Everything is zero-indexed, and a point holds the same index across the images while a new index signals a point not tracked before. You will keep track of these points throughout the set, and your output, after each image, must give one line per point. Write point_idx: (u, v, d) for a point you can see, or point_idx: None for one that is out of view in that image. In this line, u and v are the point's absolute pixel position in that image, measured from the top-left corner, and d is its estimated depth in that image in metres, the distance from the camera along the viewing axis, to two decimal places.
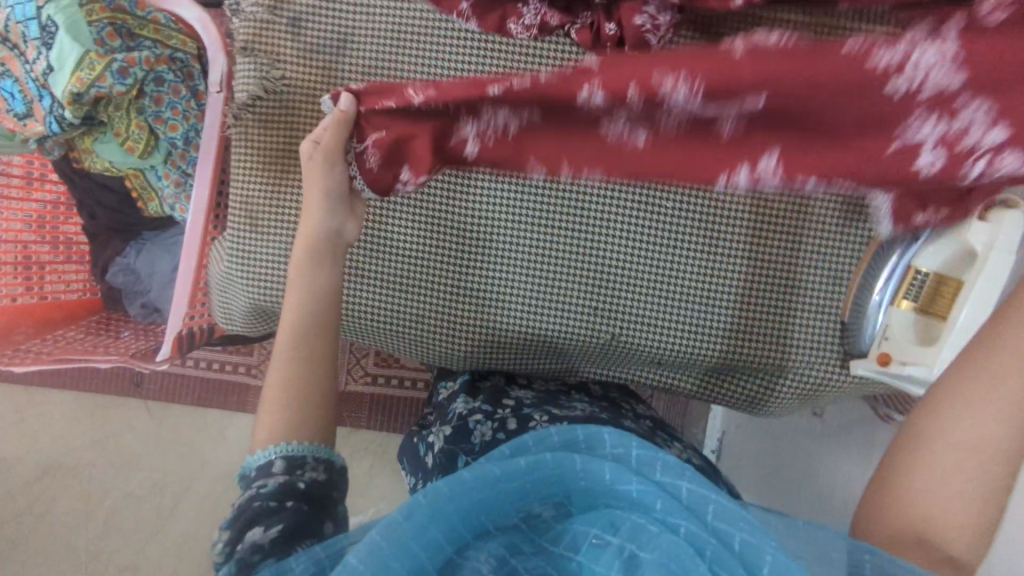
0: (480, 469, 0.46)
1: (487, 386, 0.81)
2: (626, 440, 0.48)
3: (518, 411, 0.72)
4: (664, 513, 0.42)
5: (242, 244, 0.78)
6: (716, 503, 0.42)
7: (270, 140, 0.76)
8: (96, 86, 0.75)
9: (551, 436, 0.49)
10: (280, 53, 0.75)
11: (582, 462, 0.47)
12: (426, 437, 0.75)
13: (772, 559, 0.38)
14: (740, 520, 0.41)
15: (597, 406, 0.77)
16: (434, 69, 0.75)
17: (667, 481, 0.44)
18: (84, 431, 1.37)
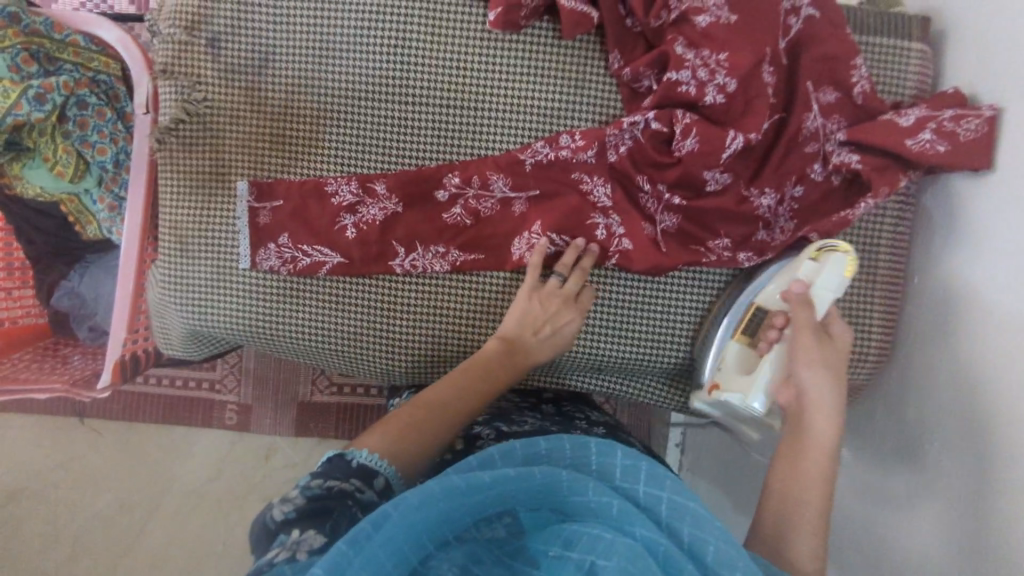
0: (448, 481, 0.47)
1: None
2: (586, 450, 0.53)
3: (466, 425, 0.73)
4: (621, 521, 0.46)
5: (173, 269, 0.77)
6: (668, 501, 0.48)
7: (197, 162, 0.76)
8: (13, 114, 0.73)
9: (516, 449, 0.53)
10: (201, 74, 0.74)
11: (543, 474, 0.49)
12: None
13: (714, 549, 0.45)
14: (689, 517, 0.47)
15: (544, 419, 0.76)
16: (359, 84, 0.75)
17: (625, 486, 0.50)
18: (49, 455, 1.36)
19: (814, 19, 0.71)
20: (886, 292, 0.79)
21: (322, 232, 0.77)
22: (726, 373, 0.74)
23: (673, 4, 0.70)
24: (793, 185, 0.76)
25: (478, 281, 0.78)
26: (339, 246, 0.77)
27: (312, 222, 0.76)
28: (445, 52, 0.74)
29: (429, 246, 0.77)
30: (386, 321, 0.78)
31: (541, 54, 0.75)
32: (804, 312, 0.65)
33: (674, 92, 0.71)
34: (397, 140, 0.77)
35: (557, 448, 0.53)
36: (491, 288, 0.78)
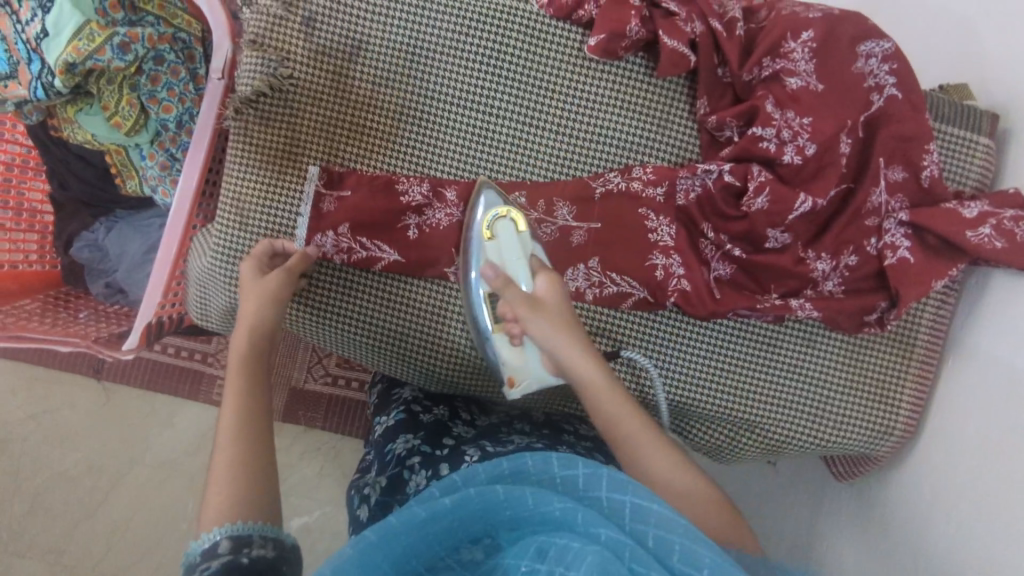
0: (407, 514, 0.49)
1: (428, 419, 0.78)
2: (549, 464, 0.54)
3: (455, 449, 0.72)
4: (586, 526, 0.47)
5: (227, 242, 0.76)
6: (631, 504, 0.49)
7: (270, 139, 0.75)
8: (94, 59, 0.71)
9: (477, 472, 0.54)
10: (290, 51, 0.74)
11: (505, 491, 0.50)
12: (362, 489, 0.74)
13: (678, 547, 0.46)
14: (651, 517, 0.48)
15: (533, 435, 0.76)
16: (445, 88, 0.76)
17: (589, 495, 0.51)
18: (21, 405, 1.31)
19: (896, 100, 0.73)
20: (918, 375, 0.80)
21: (385, 228, 0.76)
22: (522, 369, 0.75)
23: (767, 61, 0.72)
24: (849, 254, 0.77)
25: None
26: (397, 243, 0.76)
27: (376, 219, 0.76)
28: (536, 70, 0.76)
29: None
30: (432, 329, 0.78)
31: (629, 89, 0.76)
32: (511, 291, 0.70)
33: (755, 147, 0.73)
34: (472, 150, 0.77)
35: (520, 467, 0.54)
36: None
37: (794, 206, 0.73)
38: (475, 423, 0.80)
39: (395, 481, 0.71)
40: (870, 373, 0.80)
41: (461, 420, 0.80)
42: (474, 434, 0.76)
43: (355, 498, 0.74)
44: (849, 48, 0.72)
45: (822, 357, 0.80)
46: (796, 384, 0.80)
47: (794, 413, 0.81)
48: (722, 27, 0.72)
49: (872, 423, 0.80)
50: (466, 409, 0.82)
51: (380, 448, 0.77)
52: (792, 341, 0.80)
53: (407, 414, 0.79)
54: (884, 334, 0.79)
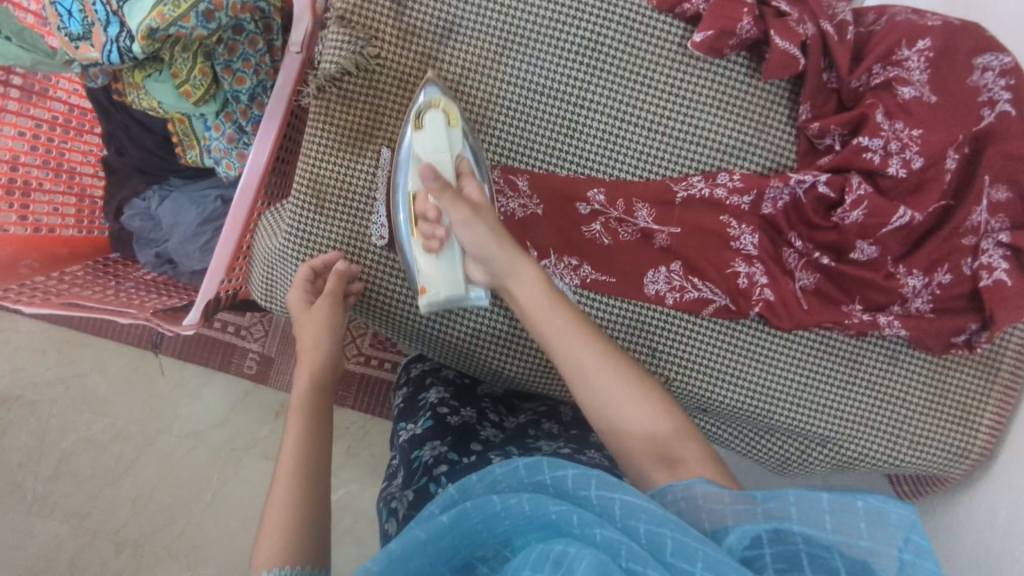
0: (408, 535, 0.48)
1: (457, 422, 0.74)
2: (540, 466, 0.51)
3: (484, 454, 0.69)
4: (582, 526, 0.46)
5: (302, 222, 0.74)
6: (621, 501, 0.47)
7: (352, 120, 0.73)
8: (178, 26, 0.68)
9: (472, 484, 0.52)
10: (379, 29, 0.71)
11: (501, 501, 0.49)
12: (389, 500, 0.69)
13: (672, 540, 0.44)
14: (643, 513, 0.46)
15: (561, 438, 0.73)
16: (536, 78, 0.73)
17: (581, 495, 0.49)
18: (52, 365, 1.29)
19: (1009, 116, 0.69)
20: (998, 402, 0.78)
21: None
22: (432, 279, 0.67)
23: (878, 69, 0.70)
24: (943, 272, 0.74)
25: (607, 303, 0.76)
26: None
27: None
28: (633, 66, 0.73)
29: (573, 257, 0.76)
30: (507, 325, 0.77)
31: (726, 90, 0.74)
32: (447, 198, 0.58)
33: (856, 157, 0.70)
34: (559, 143, 0.75)
35: (512, 472, 0.52)
36: (620, 311, 0.77)
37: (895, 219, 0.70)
38: (503, 425, 0.77)
39: (421, 489, 0.67)
40: (949, 397, 0.79)
41: (489, 423, 0.76)
42: (502, 438, 0.73)
43: (383, 512, 0.69)
44: (965, 61, 0.69)
45: (905, 376, 0.78)
46: (875, 403, 0.78)
47: (871, 434, 0.79)
48: (834, 29, 0.69)
49: (948, 446, 0.79)
50: (494, 410, 0.80)
51: (404, 453, 0.74)
52: (874, 358, 0.78)
53: (433, 419, 0.75)
54: (967, 358, 0.78)
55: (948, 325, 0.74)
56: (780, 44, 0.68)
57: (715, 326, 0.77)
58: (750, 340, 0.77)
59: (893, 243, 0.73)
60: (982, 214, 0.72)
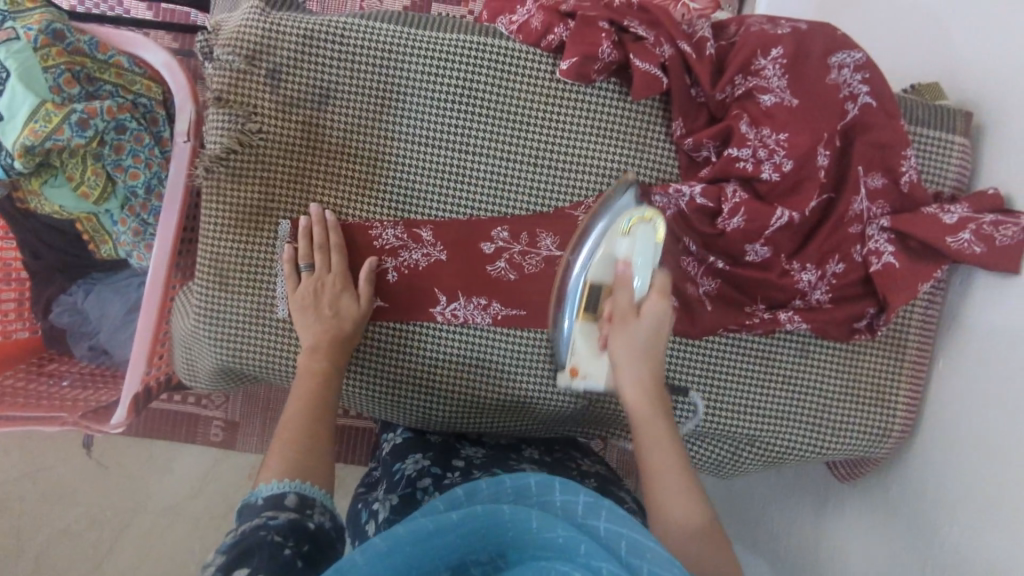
0: (414, 524, 0.50)
1: (438, 441, 0.84)
2: (550, 484, 0.54)
3: (467, 472, 0.78)
4: (587, 558, 0.46)
5: (208, 304, 0.75)
6: (627, 538, 0.49)
7: (244, 197, 0.74)
8: (53, 139, 0.69)
9: (481, 491, 0.56)
10: (257, 107, 0.73)
11: (511, 511, 0.50)
12: (370, 504, 0.77)
13: None
14: (648, 553, 0.47)
15: (539, 463, 0.82)
16: (418, 131, 0.75)
17: (587, 523, 0.50)
18: (15, 466, 1.29)
19: (871, 107, 0.73)
20: (911, 376, 0.81)
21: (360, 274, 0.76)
22: (579, 355, 0.72)
23: (739, 80, 0.72)
24: (835, 262, 0.76)
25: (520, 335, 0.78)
26: (384, 293, 0.77)
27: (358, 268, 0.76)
28: (509, 106, 0.75)
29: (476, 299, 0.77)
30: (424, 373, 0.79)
31: (603, 116, 0.76)
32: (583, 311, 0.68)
33: (731, 168, 0.73)
34: (452, 190, 0.76)
35: (522, 486, 0.55)
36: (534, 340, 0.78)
37: (781, 215, 0.72)
38: (483, 440, 0.86)
39: (407, 498, 0.74)
40: (864, 377, 0.81)
41: (468, 442, 0.85)
42: (483, 458, 0.81)
43: (362, 512, 0.78)
44: (819, 61, 0.71)
45: (818, 363, 0.81)
46: (793, 394, 0.81)
47: (794, 424, 0.82)
48: (692, 48, 0.72)
49: (870, 424, 0.81)
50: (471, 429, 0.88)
51: (388, 466, 0.82)
52: (785, 351, 0.81)
53: (415, 434, 0.85)
54: (874, 338, 0.80)
55: (848, 308, 0.77)
56: (640, 65, 0.71)
57: None
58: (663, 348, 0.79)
59: (784, 240, 0.76)
60: (861, 202, 0.75)
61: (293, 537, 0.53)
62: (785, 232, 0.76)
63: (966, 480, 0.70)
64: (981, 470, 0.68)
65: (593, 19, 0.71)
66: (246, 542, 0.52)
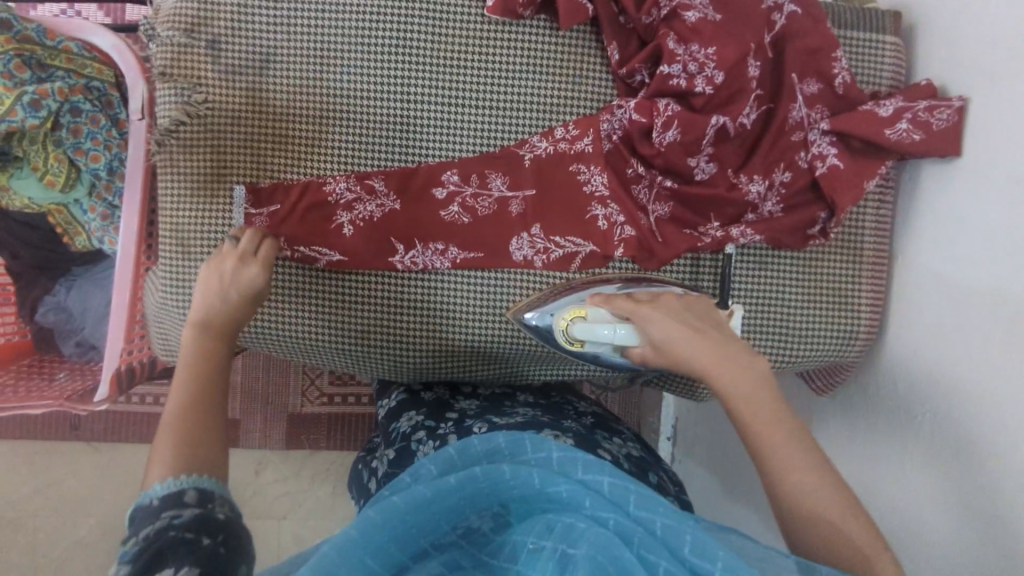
0: (411, 493, 0.50)
1: (432, 397, 0.85)
2: (545, 443, 0.55)
3: (460, 421, 0.79)
4: (594, 510, 0.49)
5: (174, 271, 0.77)
6: (635, 492, 0.49)
7: (197, 165, 0.76)
8: (6, 121, 0.73)
9: (473, 447, 0.57)
10: (201, 77, 0.75)
11: (512, 471, 0.52)
12: (373, 464, 0.81)
13: (688, 537, 0.46)
14: (658, 508, 0.48)
15: (536, 407, 0.83)
16: (360, 86, 0.77)
17: (589, 477, 0.51)
18: (23, 481, 1.31)
19: (797, 15, 0.75)
20: (872, 277, 0.82)
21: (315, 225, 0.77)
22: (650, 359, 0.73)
23: (664, 1, 0.73)
24: (781, 171, 0.77)
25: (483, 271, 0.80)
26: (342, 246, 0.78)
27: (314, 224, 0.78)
28: (445, 52, 0.77)
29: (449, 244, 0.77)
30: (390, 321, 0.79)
31: (536, 54, 0.78)
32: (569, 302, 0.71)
33: (667, 86, 0.74)
34: (400, 140, 0.78)
35: (518, 444, 0.56)
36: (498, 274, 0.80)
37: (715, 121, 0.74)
38: (476, 393, 0.87)
39: (402, 452, 0.77)
40: (829, 283, 0.82)
41: (463, 395, 0.86)
42: (477, 408, 0.82)
43: (365, 471, 0.82)
44: None
45: (779, 272, 0.82)
46: (758, 306, 0.82)
47: (763, 338, 0.82)
48: None
49: (838, 330, 0.82)
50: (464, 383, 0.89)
51: (385, 429, 0.84)
52: (744, 264, 0.82)
53: (408, 396, 0.86)
54: (831, 244, 0.82)
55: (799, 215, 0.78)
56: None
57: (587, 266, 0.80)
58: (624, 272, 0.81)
59: (727, 153, 0.77)
60: (800, 109, 0.77)
61: (204, 531, 0.49)
62: (728, 145, 0.77)
63: (942, 366, 0.71)
64: (953, 353, 0.70)
65: None
66: (155, 544, 0.47)
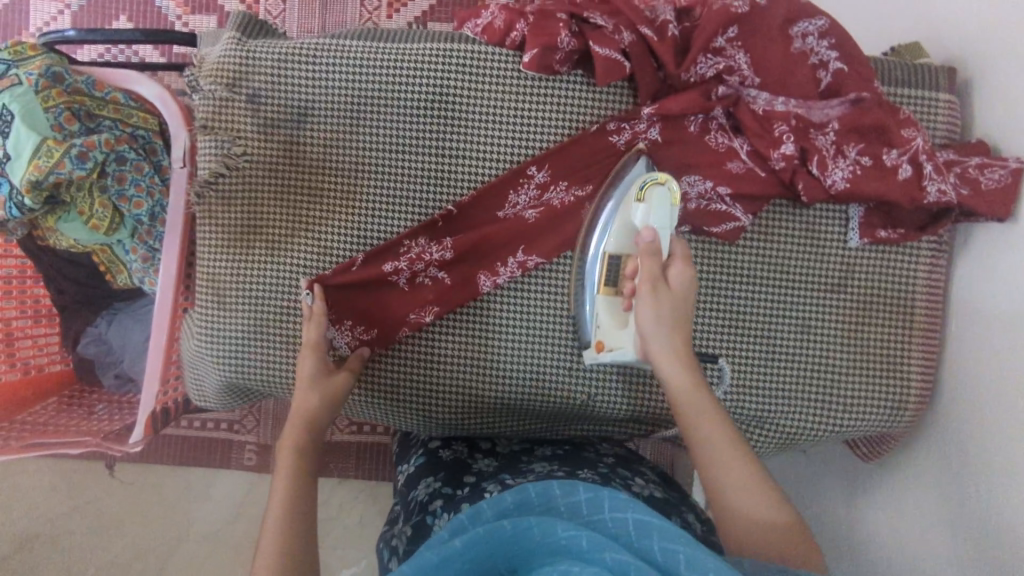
0: (415, 559, 0.50)
1: (451, 459, 0.84)
2: (551, 491, 0.56)
3: (476, 485, 0.76)
4: (592, 549, 0.48)
5: (210, 323, 0.79)
6: (635, 521, 0.51)
7: (234, 215, 0.78)
8: (55, 173, 0.74)
9: (484, 511, 0.56)
10: (240, 129, 0.77)
11: (513, 526, 0.51)
12: (390, 542, 0.76)
13: (687, 556, 0.47)
14: (656, 531, 0.50)
15: (554, 461, 0.81)
16: (393, 138, 0.78)
17: (595, 519, 0.53)
18: (62, 500, 1.34)
19: (844, 73, 0.73)
20: (924, 344, 0.79)
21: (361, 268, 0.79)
22: (605, 329, 0.74)
23: (702, 59, 0.73)
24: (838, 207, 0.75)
25: (523, 324, 0.80)
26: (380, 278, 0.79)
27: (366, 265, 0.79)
28: (480, 107, 0.78)
29: (433, 236, 0.79)
30: (382, 321, 0.80)
31: (570, 109, 0.78)
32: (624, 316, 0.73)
33: (703, 138, 0.77)
34: (431, 194, 0.79)
35: (524, 500, 0.56)
36: (537, 327, 0.80)
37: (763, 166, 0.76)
38: (496, 453, 0.85)
39: (419, 525, 0.73)
40: (872, 346, 0.80)
41: (481, 453, 0.85)
42: (495, 468, 0.81)
43: (383, 552, 0.76)
44: (782, 31, 0.73)
45: (823, 336, 0.80)
46: (800, 369, 0.80)
47: (802, 403, 0.80)
48: (653, 32, 0.73)
49: (883, 397, 0.79)
50: (485, 441, 0.88)
51: (404, 497, 0.82)
52: (785, 324, 0.80)
53: (427, 457, 0.85)
54: (878, 309, 0.79)
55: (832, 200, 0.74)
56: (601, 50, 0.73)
57: None
58: None
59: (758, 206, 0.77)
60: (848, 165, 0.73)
61: None
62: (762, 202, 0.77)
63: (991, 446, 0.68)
64: (999, 432, 0.67)
65: (552, 12, 0.73)
66: None
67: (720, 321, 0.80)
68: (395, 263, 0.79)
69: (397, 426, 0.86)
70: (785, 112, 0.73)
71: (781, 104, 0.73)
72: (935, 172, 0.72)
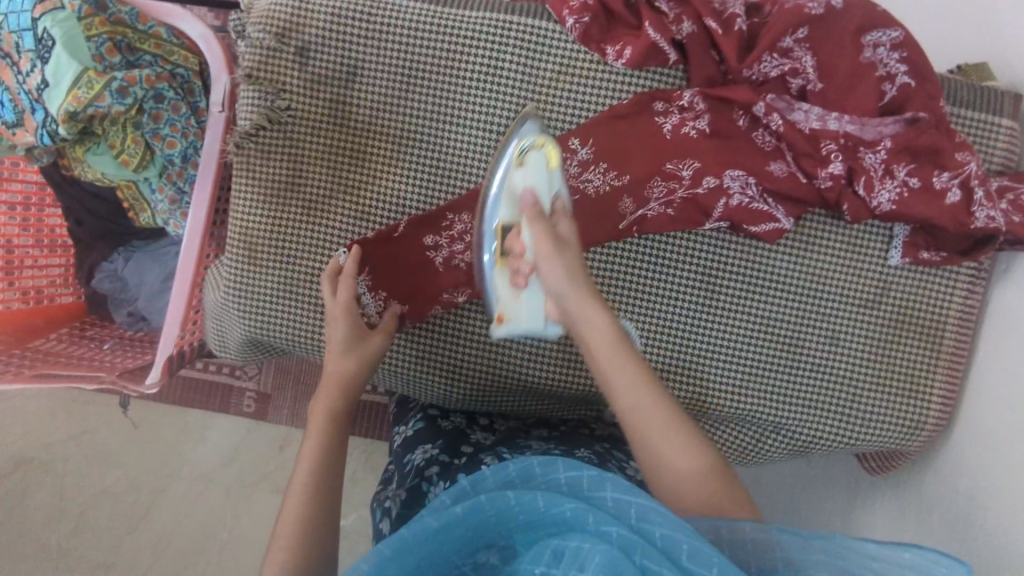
0: (418, 525, 0.50)
1: (451, 427, 0.82)
2: (555, 466, 0.54)
3: (474, 455, 0.76)
4: (596, 525, 0.47)
5: (239, 277, 0.78)
6: (635, 504, 0.48)
7: (271, 169, 0.77)
8: (94, 106, 0.72)
9: (486, 478, 0.55)
10: (285, 81, 0.75)
11: (515, 497, 0.51)
12: (382, 502, 0.75)
13: (687, 545, 0.45)
14: (656, 516, 0.47)
15: (550, 439, 0.80)
16: (441, 105, 0.76)
17: (594, 495, 0.51)
18: (59, 427, 1.33)
19: (910, 87, 0.71)
20: (948, 370, 0.79)
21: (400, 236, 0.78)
22: (506, 303, 0.69)
23: (767, 58, 0.72)
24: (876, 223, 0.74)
25: None
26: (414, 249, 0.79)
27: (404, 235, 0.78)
28: (532, 82, 0.76)
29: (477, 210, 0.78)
30: (416, 296, 0.79)
31: (623, 91, 0.76)
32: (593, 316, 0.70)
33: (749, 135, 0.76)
34: (475, 166, 0.78)
35: (527, 468, 0.55)
36: None
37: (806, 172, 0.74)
38: (493, 427, 0.84)
39: (414, 490, 0.73)
40: (896, 365, 0.80)
41: (479, 426, 0.84)
42: (493, 441, 0.80)
43: (375, 512, 0.76)
44: (852, 38, 0.71)
45: (850, 351, 0.80)
46: (824, 382, 0.80)
47: (819, 415, 0.81)
48: (719, 24, 0.73)
49: (901, 417, 0.80)
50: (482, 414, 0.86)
51: (399, 460, 0.80)
52: (814, 334, 0.80)
53: (425, 424, 0.83)
54: (910, 329, 0.79)
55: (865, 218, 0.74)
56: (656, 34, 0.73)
57: (685, 315, 0.80)
58: (698, 321, 0.80)
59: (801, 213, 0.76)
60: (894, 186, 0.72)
61: None
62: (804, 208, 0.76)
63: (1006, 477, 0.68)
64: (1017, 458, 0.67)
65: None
66: None
67: (751, 325, 0.80)
68: (437, 236, 0.78)
69: (413, 393, 0.85)
70: (836, 130, 0.72)
71: (842, 111, 0.72)
72: (986, 198, 0.70)
